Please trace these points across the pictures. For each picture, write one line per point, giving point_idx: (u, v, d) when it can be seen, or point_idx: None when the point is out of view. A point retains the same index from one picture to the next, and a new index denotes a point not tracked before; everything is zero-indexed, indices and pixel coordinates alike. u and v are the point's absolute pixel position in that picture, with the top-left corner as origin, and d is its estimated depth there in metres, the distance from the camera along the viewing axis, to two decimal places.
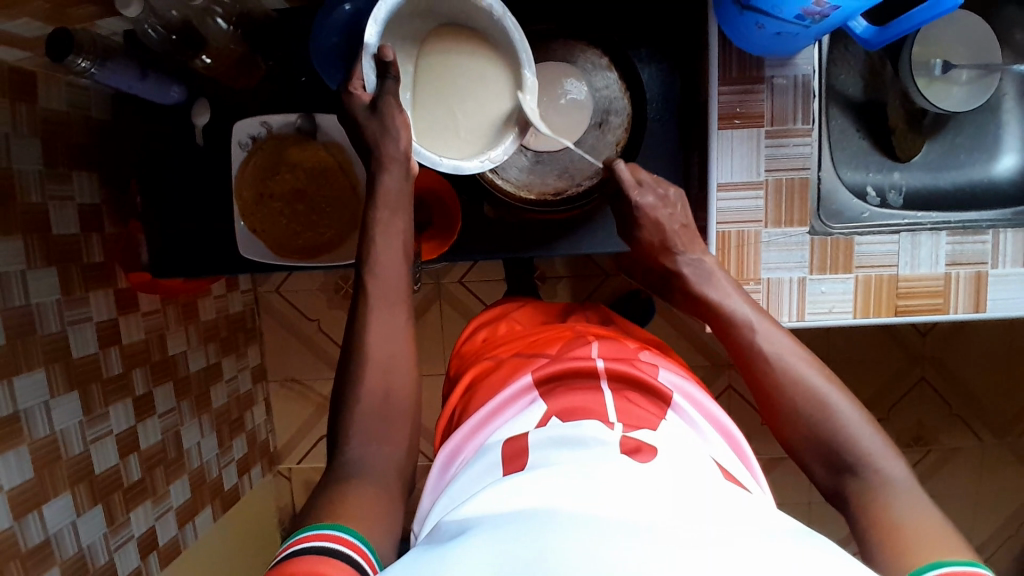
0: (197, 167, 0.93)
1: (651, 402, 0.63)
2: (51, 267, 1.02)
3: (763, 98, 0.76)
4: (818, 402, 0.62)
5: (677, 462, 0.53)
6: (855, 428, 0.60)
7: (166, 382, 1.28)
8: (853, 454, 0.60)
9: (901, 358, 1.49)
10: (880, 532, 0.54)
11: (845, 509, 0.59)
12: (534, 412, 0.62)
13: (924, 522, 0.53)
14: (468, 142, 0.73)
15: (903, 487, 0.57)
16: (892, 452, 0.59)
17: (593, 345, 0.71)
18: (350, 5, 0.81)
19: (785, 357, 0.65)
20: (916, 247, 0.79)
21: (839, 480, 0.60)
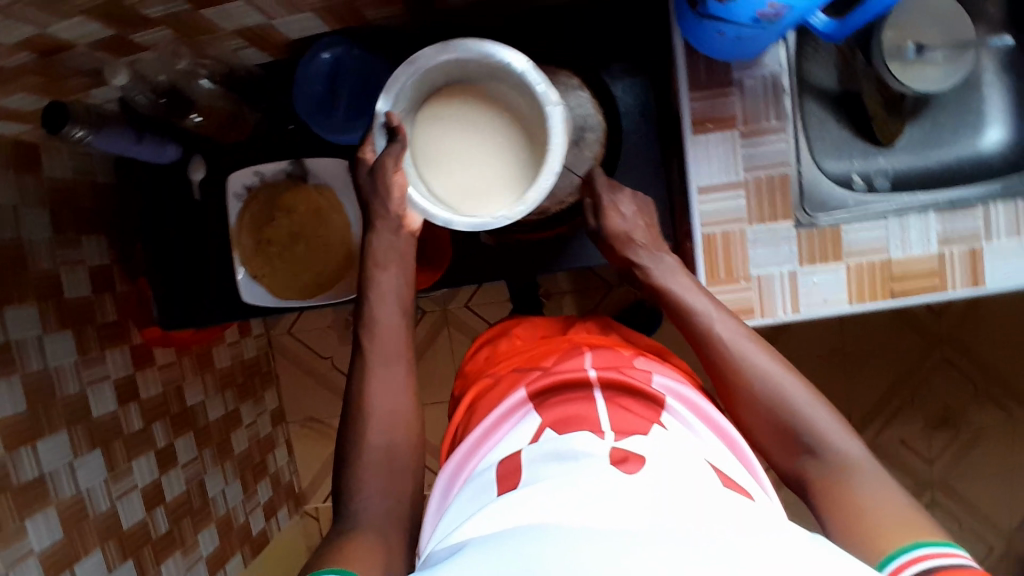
0: (196, 219, 0.96)
1: (645, 406, 0.64)
2: (67, 331, 1.06)
3: (733, 100, 0.77)
4: (774, 388, 0.66)
5: (666, 468, 0.53)
6: (810, 411, 0.64)
7: (187, 432, 1.30)
8: (812, 437, 0.63)
9: (917, 340, 1.47)
10: (848, 510, 0.57)
11: (807, 493, 0.62)
12: (529, 424, 0.64)
13: (883, 498, 0.56)
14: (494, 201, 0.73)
15: (860, 463, 0.60)
16: (847, 431, 0.63)
17: (586, 355, 0.72)
18: (328, 53, 0.84)
19: (740, 346, 0.68)
20: (905, 229, 0.79)
21: (801, 463, 0.63)
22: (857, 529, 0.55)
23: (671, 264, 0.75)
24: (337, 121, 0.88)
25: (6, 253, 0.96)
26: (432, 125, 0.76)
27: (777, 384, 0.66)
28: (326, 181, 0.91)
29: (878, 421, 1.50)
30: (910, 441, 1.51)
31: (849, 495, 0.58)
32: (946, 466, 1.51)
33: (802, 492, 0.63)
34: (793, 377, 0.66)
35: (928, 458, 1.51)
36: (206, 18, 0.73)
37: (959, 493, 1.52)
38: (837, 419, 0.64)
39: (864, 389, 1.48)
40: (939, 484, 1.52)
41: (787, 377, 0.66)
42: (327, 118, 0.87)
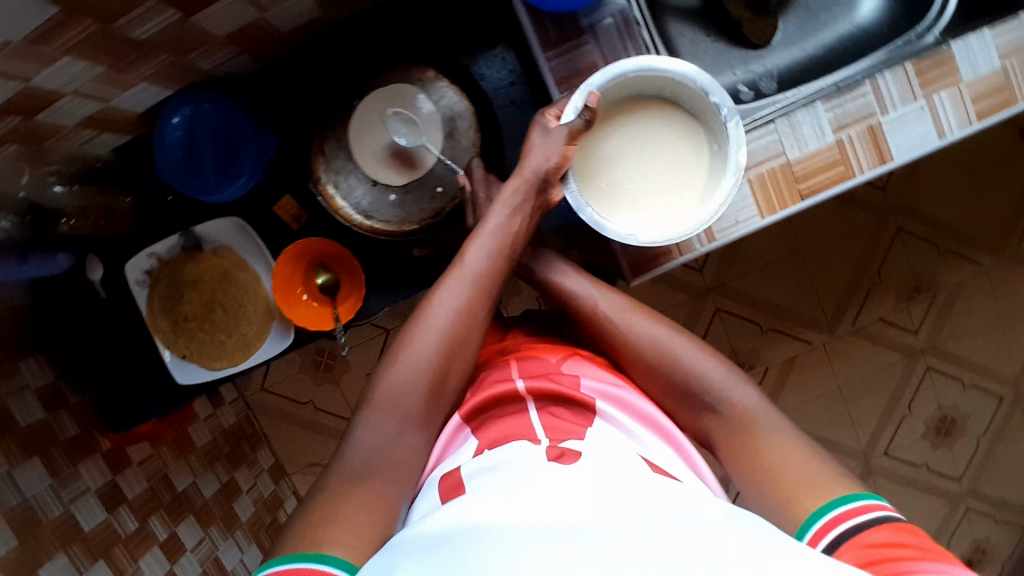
0: (110, 317, 0.95)
1: (577, 414, 0.63)
2: None
3: (589, 48, 0.74)
4: (665, 350, 0.69)
5: (603, 462, 0.53)
6: (706, 367, 0.68)
7: (187, 515, 1.29)
8: (710, 392, 0.66)
9: (868, 219, 1.46)
10: (751, 459, 0.62)
11: (714, 451, 0.66)
12: (469, 447, 0.62)
13: (784, 448, 0.61)
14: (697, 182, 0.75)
15: (756, 411, 0.64)
16: (741, 381, 0.66)
17: (511, 364, 0.69)
18: (178, 117, 0.81)
19: (630, 321, 0.72)
20: (796, 128, 0.77)
21: (704, 421, 0.67)
22: (766, 481, 0.60)
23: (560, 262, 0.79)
24: (212, 183, 0.84)
25: None
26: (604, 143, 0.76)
27: (672, 350, 0.69)
28: (224, 243, 0.89)
29: (854, 308, 1.50)
30: (889, 316, 1.50)
31: (748, 443, 0.63)
32: (931, 330, 1.51)
33: (704, 443, 0.68)
34: (687, 341, 0.70)
35: (913, 327, 1.51)
36: (45, 122, 0.69)
37: (950, 352, 1.53)
38: (732, 372, 0.67)
39: (831, 280, 1.48)
40: (930, 348, 1.52)
41: (680, 343, 0.70)
42: (198, 182, 0.84)
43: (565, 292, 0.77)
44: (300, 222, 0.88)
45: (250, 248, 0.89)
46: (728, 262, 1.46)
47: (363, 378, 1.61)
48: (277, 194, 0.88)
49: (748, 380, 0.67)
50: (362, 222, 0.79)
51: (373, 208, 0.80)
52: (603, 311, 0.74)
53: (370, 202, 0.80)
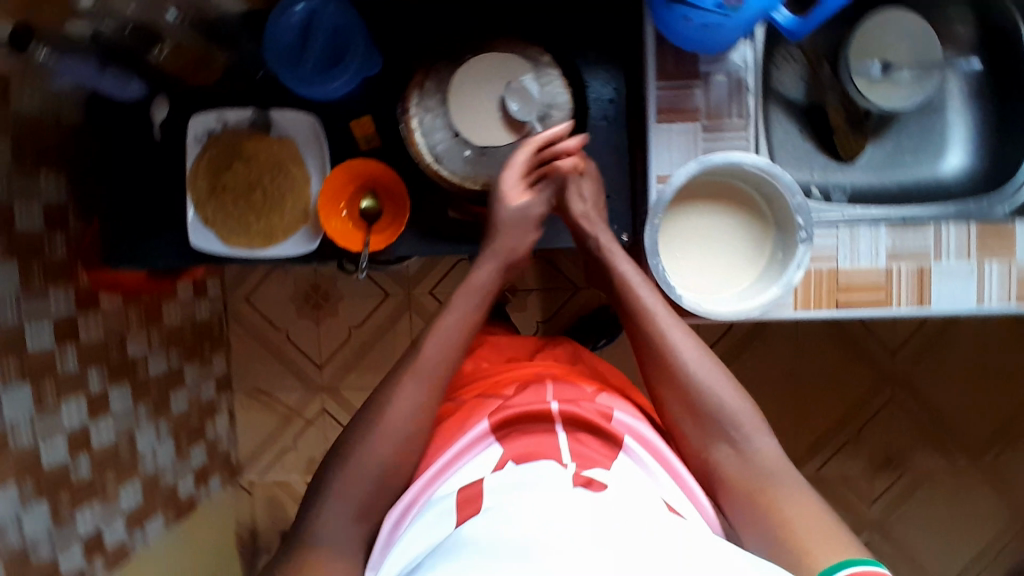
0: (156, 159, 0.94)
1: (601, 444, 0.67)
2: (12, 259, 1.05)
3: (696, 94, 0.77)
4: (701, 378, 0.70)
5: (626, 494, 0.57)
6: (736, 404, 0.70)
7: (124, 382, 1.26)
8: (735, 429, 0.69)
9: (869, 375, 1.47)
10: (756, 506, 0.65)
11: (719, 483, 0.69)
12: (491, 454, 0.67)
13: (798, 499, 0.64)
14: (770, 274, 0.74)
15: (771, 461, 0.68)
16: (762, 425, 0.70)
17: (547, 387, 0.74)
18: (303, 6, 0.83)
19: (675, 338, 0.72)
20: (854, 240, 0.80)
21: (717, 454, 0.69)
22: (771, 531, 0.62)
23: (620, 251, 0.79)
24: (307, 76, 0.85)
25: None
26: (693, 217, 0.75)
27: (707, 379, 0.70)
28: (291, 136, 0.90)
29: (826, 452, 1.50)
30: (854, 478, 1.50)
31: (756, 490, 0.66)
32: (888, 503, 1.50)
33: (705, 476, 0.70)
34: (722, 371, 0.71)
35: (869, 497, 1.50)
36: None
37: (897, 533, 1.51)
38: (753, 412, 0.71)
39: (814, 415, 1.48)
40: (878, 522, 1.51)
41: (716, 373, 0.71)
42: (294, 69, 0.85)
43: (622, 283, 0.76)
44: (370, 145, 0.89)
45: (312, 149, 0.90)
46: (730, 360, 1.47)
47: (344, 329, 1.58)
48: (360, 110, 0.89)
49: (767, 429, 0.70)
50: (430, 164, 0.81)
51: (445, 155, 0.82)
52: (657, 314, 0.72)
53: (444, 149, 0.82)
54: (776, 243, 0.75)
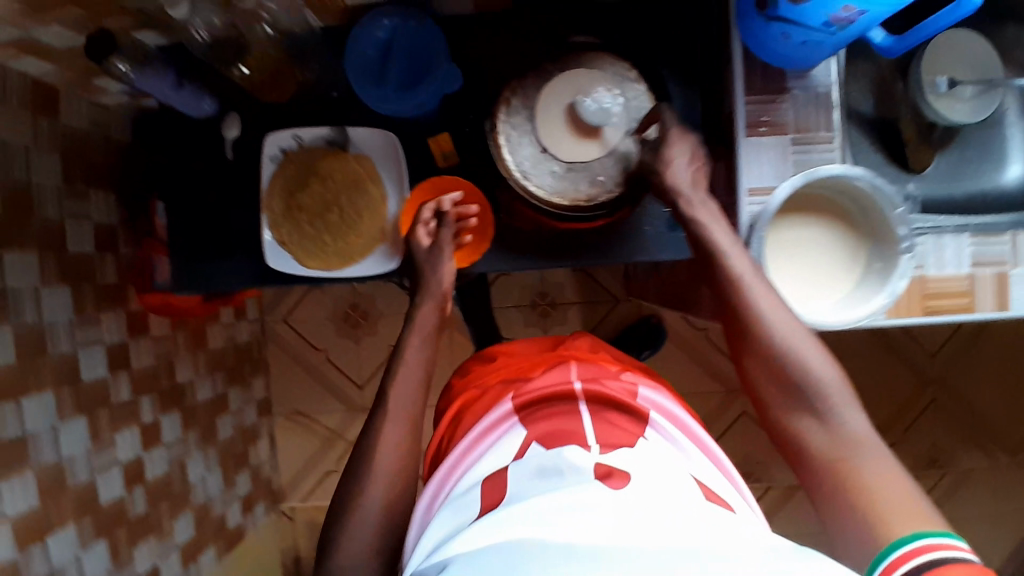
0: (229, 180, 0.92)
1: (629, 420, 0.71)
2: (66, 285, 1.00)
3: (784, 108, 0.79)
4: (790, 351, 0.71)
5: (648, 480, 0.59)
6: (828, 377, 0.70)
7: (174, 411, 1.24)
8: (823, 402, 0.69)
9: (910, 380, 1.49)
10: (839, 478, 0.64)
11: (808, 458, 0.68)
12: (515, 437, 0.70)
13: (883, 472, 0.63)
14: (872, 282, 0.75)
15: (863, 438, 0.66)
16: (857, 405, 0.69)
17: (571, 367, 0.78)
18: (385, 32, 0.83)
19: (763, 308, 0.72)
20: (942, 248, 0.82)
21: (806, 426, 0.69)
22: (849, 502, 0.62)
23: (714, 211, 0.78)
24: (388, 96, 0.85)
25: (15, 200, 0.92)
26: (799, 228, 0.77)
27: (795, 350, 0.71)
28: (367, 153, 0.89)
29: None
30: None
31: (842, 462, 0.65)
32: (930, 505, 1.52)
33: (790, 449, 0.71)
34: (814, 342, 0.71)
35: None
36: None
37: None
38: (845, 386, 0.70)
39: None
40: None
41: (806, 344, 0.71)
42: (376, 90, 0.85)
43: (713, 250, 0.75)
44: (448, 161, 0.89)
45: (390, 166, 0.89)
46: None
47: (382, 348, 1.58)
48: (438, 128, 0.89)
49: (859, 404, 0.69)
50: (519, 180, 0.82)
51: (532, 170, 0.82)
52: (747, 284, 0.72)
53: (531, 164, 0.82)
54: (874, 255, 0.76)
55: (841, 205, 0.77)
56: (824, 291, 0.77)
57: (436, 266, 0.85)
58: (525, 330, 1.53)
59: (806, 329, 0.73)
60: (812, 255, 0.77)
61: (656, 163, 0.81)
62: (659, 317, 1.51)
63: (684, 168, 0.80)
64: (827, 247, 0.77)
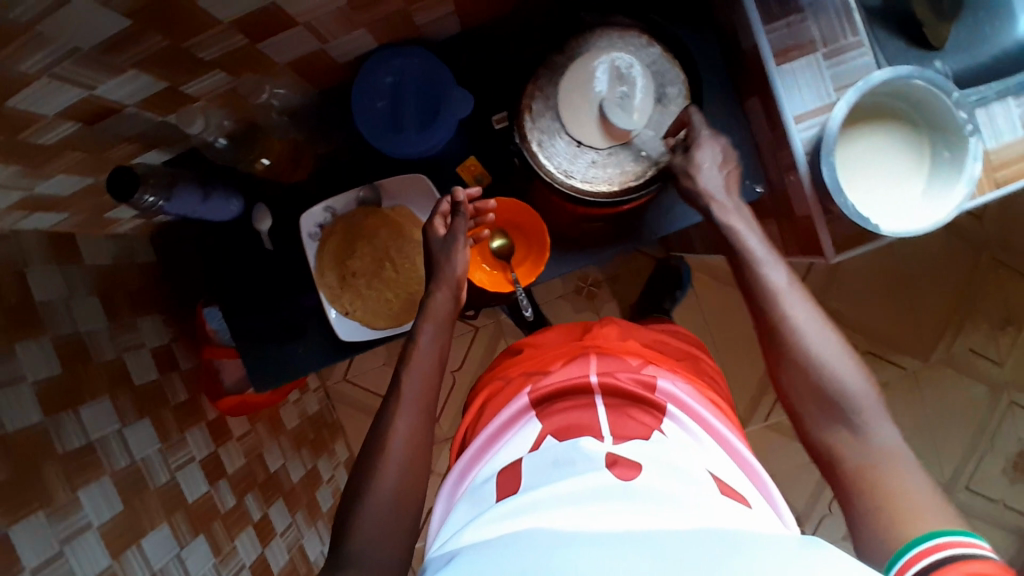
0: (276, 269, 0.92)
1: (646, 412, 0.67)
2: (144, 417, 0.99)
3: (808, 24, 0.77)
4: (824, 360, 0.68)
5: (655, 473, 0.56)
6: (861, 387, 0.66)
7: (277, 499, 1.24)
8: (854, 410, 0.66)
9: (965, 248, 1.48)
10: (874, 488, 0.61)
11: (834, 467, 0.65)
12: (531, 431, 0.67)
13: (919, 484, 0.60)
14: (943, 179, 0.76)
15: (891, 449, 0.63)
16: (888, 417, 0.65)
17: (588, 362, 0.74)
18: (392, 75, 0.82)
19: (793, 312, 0.71)
20: (992, 118, 0.81)
21: (830, 433, 0.67)
22: (883, 513, 0.59)
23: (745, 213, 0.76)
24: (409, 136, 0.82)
25: (75, 353, 0.91)
26: (859, 143, 0.78)
27: (830, 357, 0.68)
28: (401, 201, 0.88)
29: (946, 336, 1.50)
30: (979, 348, 1.51)
31: (866, 469, 0.63)
32: (1020, 363, 1.51)
33: (824, 462, 0.67)
34: (848, 352, 0.69)
35: (1000, 360, 1.51)
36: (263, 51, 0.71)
37: None
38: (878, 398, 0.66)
39: (926, 303, 1.50)
40: (1017, 382, 1.51)
41: (842, 354, 0.68)
42: (400, 138, 0.82)
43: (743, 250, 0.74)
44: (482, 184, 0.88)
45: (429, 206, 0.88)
46: (829, 280, 1.49)
47: None
48: (462, 155, 0.88)
49: (892, 419, 0.65)
50: (562, 180, 0.80)
51: (572, 166, 0.81)
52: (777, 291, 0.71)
53: (570, 161, 0.81)
54: (937, 142, 0.77)
55: (895, 113, 0.78)
56: (901, 198, 0.77)
57: (449, 254, 0.77)
58: (579, 317, 1.52)
59: (844, 341, 0.70)
60: (881, 167, 0.78)
61: (687, 169, 0.77)
62: (706, 264, 1.49)
63: (714, 177, 0.77)
64: (893, 156, 0.78)
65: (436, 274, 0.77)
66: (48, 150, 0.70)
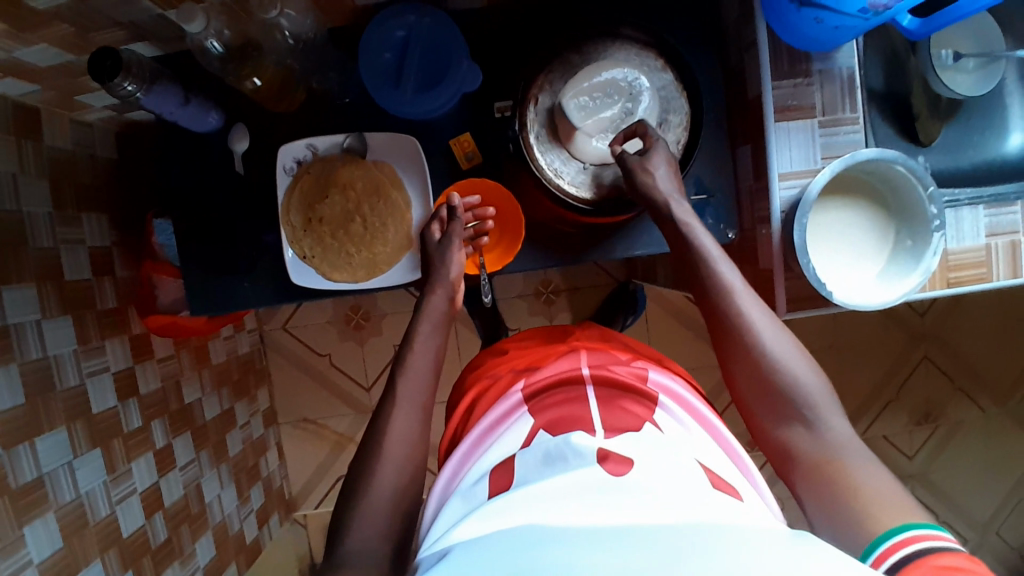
0: (241, 196, 0.89)
1: (639, 403, 0.68)
2: (67, 315, 0.94)
3: (813, 90, 0.80)
4: (775, 358, 0.67)
5: (646, 466, 0.56)
6: (812, 381, 0.66)
7: (186, 432, 1.20)
8: (806, 404, 0.64)
9: (903, 338, 1.56)
10: (830, 487, 0.59)
11: (794, 467, 0.63)
12: (523, 426, 0.67)
13: (876, 479, 0.58)
14: (906, 260, 0.79)
15: (848, 443, 0.62)
16: (839, 410, 0.65)
17: (582, 356, 0.75)
18: (404, 31, 0.81)
19: (744, 308, 0.70)
20: (959, 222, 0.85)
21: (787, 430, 0.65)
22: (847, 513, 0.57)
23: (699, 219, 0.77)
24: (407, 93, 0.82)
25: (9, 231, 0.86)
26: (839, 210, 0.82)
27: (776, 354, 0.67)
28: (385, 158, 0.87)
29: (867, 418, 1.57)
30: (894, 436, 1.58)
31: (828, 464, 0.61)
32: (927, 457, 1.59)
33: (779, 461, 0.65)
34: (796, 346, 0.68)
35: (909, 451, 1.59)
36: None
37: (936, 485, 1.60)
38: (828, 392, 0.65)
39: (856, 382, 1.56)
40: (920, 475, 1.60)
41: (789, 350, 0.67)
42: (394, 93, 0.82)
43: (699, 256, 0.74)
44: (471, 162, 0.88)
45: (413, 172, 0.87)
46: None
47: (389, 348, 1.56)
48: (457, 129, 0.87)
49: (843, 411, 0.64)
50: (551, 179, 0.82)
51: (563, 168, 0.83)
52: (733, 291, 0.71)
53: (561, 162, 0.83)
54: (903, 232, 0.81)
55: (873, 189, 0.81)
56: (870, 270, 0.81)
57: (445, 256, 0.82)
58: (532, 320, 1.52)
59: (793, 336, 0.69)
60: (857, 238, 0.81)
61: (641, 167, 0.77)
62: (664, 297, 1.52)
63: (668, 180, 0.77)
64: (869, 226, 0.82)
65: (432, 277, 0.82)
66: (35, 15, 0.67)
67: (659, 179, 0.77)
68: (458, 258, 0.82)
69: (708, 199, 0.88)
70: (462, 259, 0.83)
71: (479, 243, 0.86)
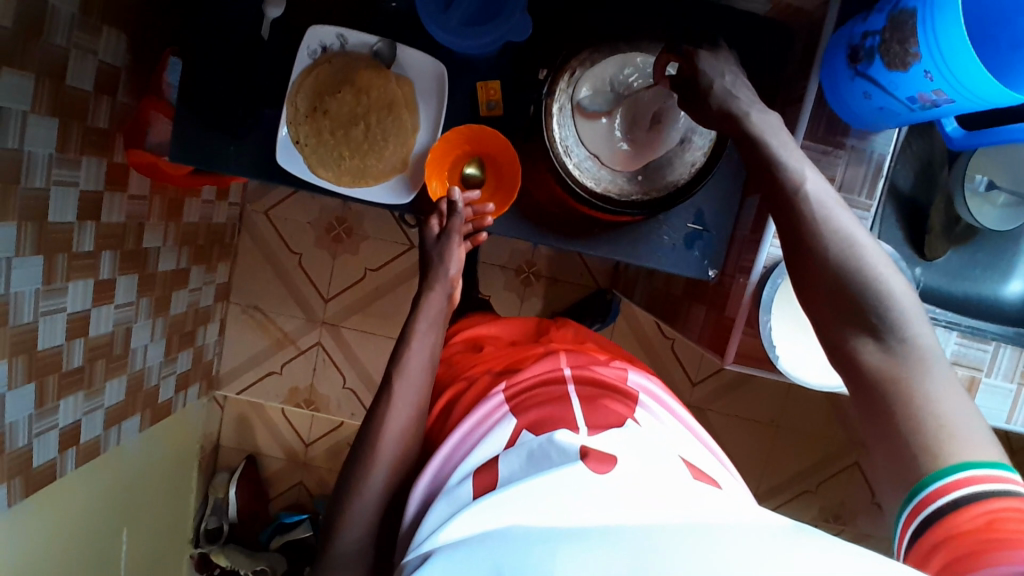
0: (259, 63, 0.86)
1: (620, 399, 0.70)
2: (54, 118, 0.92)
3: (837, 163, 0.81)
4: (856, 260, 0.58)
5: (627, 463, 0.55)
6: (893, 284, 0.57)
7: (133, 273, 1.19)
8: (884, 317, 0.55)
9: (840, 439, 1.58)
10: (892, 408, 0.53)
11: (855, 382, 0.56)
12: (504, 430, 0.65)
13: (950, 405, 0.51)
14: None
15: (927, 357, 0.54)
16: (923, 320, 0.56)
17: (560, 357, 0.77)
18: None
19: (827, 207, 0.61)
20: None
21: (853, 340, 0.56)
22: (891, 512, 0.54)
23: (777, 122, 0.67)
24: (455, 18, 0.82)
25: (25, 15, 0.83)
26: None
27: (853, 256, 0.58)
28: (410, 77, 0.85)
29: (780, 497, 1.59)
30: None
31: (900, 386, 0.53)
32: None
33: (840, 371, 0.57)
34: (874, 246, 0.59)
35: None
36: None
37: None
38: (913, 301, 0.57)
39: (783, 463, 1.58)
40: None
41: (871, 252, 0.58)
42: (441, 17, 0.82)
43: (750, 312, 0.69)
44: (490, 112, 0.86)
45: (430, 98, 0.85)
46: (722, 394, 1.54)
47: (359, 269, 1.55)
48: (489, 74, 0.86)
49: (931, 323, 0.56)
50: (558, 153, 0.80)
51: (571, 146, 0.82)
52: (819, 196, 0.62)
53: (569, 139, 0.81)
54: None
55: None
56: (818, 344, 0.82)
57: (444, 254, 0.80)
58: (503, 293, 1.51)
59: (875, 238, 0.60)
60: None
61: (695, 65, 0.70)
62: (635, 318, 1.52)
63: (734, 86, 0.69)
64: None
65: (430, 275, 0.79)
66: None
67: (722, 85, 0.69)
68: (460, 247, 0.81)
69: (702, 232, 0.87)
70: (460, 261, 0.81)
71: (478, 241, 0.84)
